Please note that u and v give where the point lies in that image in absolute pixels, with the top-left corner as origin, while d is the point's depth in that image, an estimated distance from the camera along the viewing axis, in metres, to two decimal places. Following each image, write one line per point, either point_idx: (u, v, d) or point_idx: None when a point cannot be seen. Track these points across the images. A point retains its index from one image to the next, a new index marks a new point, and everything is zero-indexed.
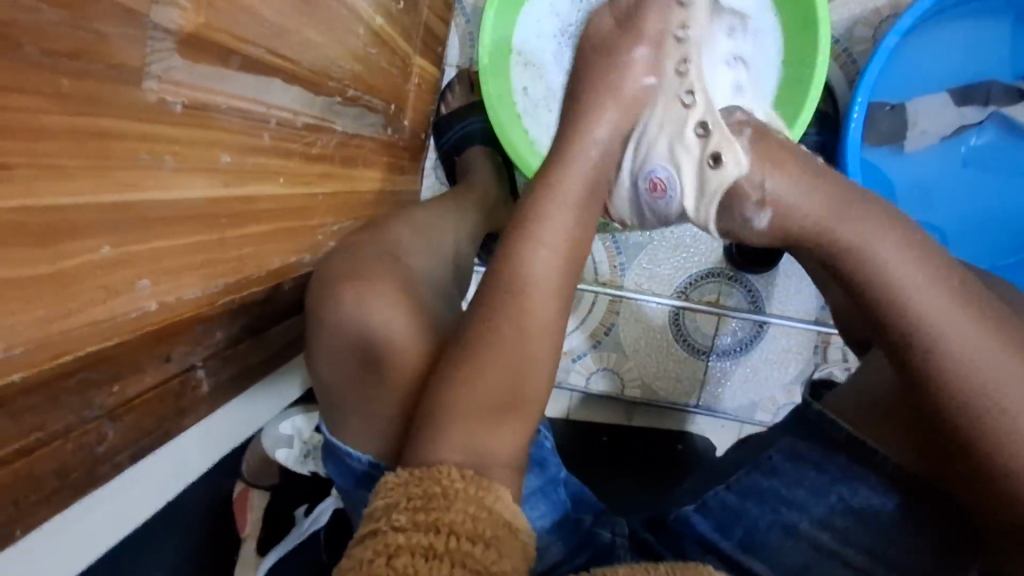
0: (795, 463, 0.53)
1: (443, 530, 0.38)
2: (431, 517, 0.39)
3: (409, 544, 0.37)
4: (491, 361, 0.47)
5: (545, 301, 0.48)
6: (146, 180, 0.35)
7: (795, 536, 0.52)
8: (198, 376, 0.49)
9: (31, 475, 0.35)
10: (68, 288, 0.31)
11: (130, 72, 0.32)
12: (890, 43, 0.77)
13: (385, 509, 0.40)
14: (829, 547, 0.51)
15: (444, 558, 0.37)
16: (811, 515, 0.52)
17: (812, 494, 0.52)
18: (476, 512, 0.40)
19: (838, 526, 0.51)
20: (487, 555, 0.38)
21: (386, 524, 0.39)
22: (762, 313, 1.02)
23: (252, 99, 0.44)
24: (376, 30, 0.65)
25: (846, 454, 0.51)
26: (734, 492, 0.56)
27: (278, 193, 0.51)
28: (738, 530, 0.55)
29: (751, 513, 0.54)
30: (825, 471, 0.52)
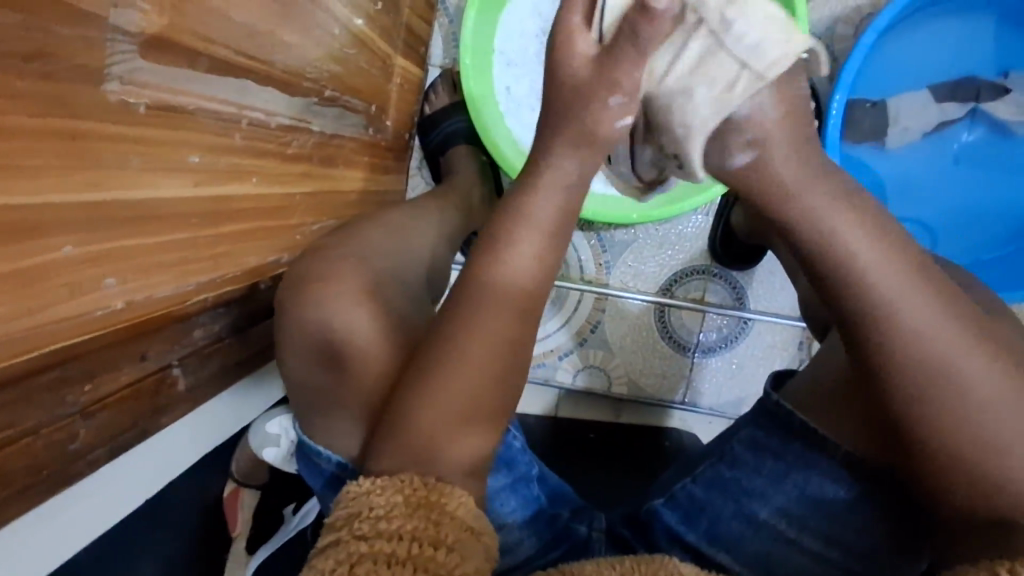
0: (754, 454, 0.55)
1: (405, 536, 0.38)
2: (393, 524, 0.39)
3: (371, 551, 0.37)
4: (450, 365, 0.46)
5: (515, 304, 0.47)
6: (112, 180, 0.35)
7: (753, 523, 0.55)
8: (175, 374, 0.49)
9: (1, 471, 0.35)
10: (31, 286, 0.32)
11: (89, 73, 0.32)
12: (868, 40, 0.79)
13: (346, 520, 0.40)
14: (786, 534, 0.54)
15: (406, 563, 0.36)
16: (769, 503, 0.54)
17: (769, 483, 0.54)
18: (438, 518, 0.40)
19: (794, 513, 0.53)
20: (450, 558, 0.37)
21: (349, 534, 0.39)
22: (745, 309, 1.03)
23: (224, 100, 0.44)
24: (355, 31, 0.66)
25: (801, 441, 0.53)
26: (699, 485, 0.58)
27: (255, 192, 0.51)
28: (703, 521, 0.57)
29: (715, 504, 0.57)
30: (781, 459, 0.54)
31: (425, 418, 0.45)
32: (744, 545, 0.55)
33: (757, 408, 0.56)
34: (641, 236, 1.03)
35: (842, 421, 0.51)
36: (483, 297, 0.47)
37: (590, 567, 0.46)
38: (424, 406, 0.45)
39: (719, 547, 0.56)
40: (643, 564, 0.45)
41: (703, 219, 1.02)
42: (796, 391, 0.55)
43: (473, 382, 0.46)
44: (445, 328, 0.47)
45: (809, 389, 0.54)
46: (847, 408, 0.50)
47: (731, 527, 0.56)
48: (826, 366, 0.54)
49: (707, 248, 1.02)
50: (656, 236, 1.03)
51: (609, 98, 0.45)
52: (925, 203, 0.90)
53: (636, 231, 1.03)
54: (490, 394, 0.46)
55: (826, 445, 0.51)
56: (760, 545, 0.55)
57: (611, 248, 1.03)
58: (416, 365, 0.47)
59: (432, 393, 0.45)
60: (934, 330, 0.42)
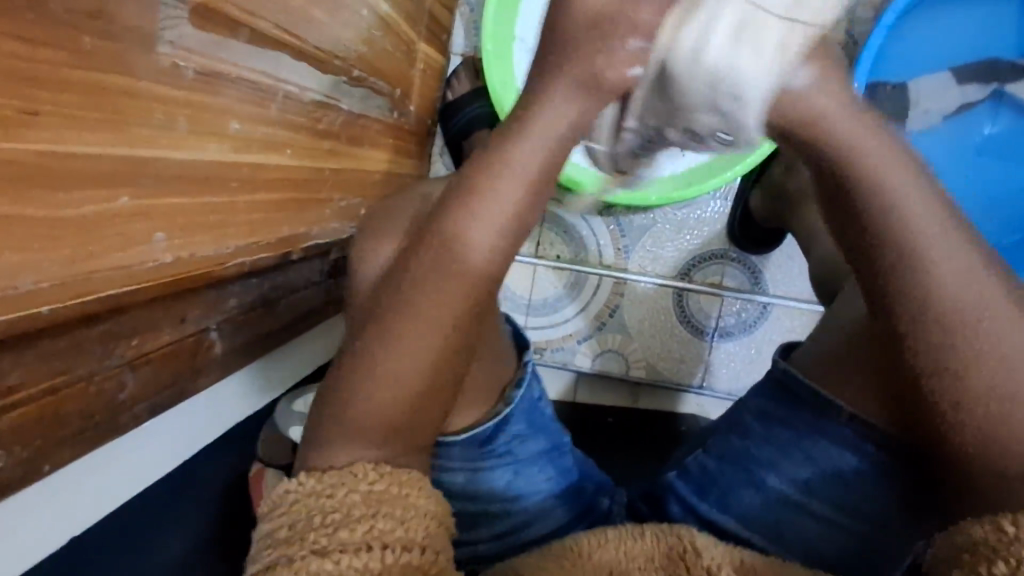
0: (764, 424, 0.56)
1: (374, 545, 0.37)
2: (357, 533, 0.38)
3: (340, 568, 0.36)
4: (415, 328, 0.43)
5: (483, 270, 0.43)
6: (161, 140, 0.37)
7: (763, 490, 0.56)
8: (212, 338, 0.52)
9: (57, 414, 0.37)
10: (90, 233, 0.34)
11: (143, 35, 0.34)
12: (886, 21, 0.81)
13: (297, 532, 0.38)
14: (796, 501, 0.55)
15: (382, 574, 0.36)
16: (779, 471, 0.55)
17: (780, 452, 0.56)
18: (402, 513, 0.40)
19: (804, 482, 0.55)
20: (423, 555, 0.38)
21: (305, 549, 0.37)
22: (764, 294, 1.03)
23: (262, 73, 0.46)
24: (382, 15, 0.68)
25: (809, 410, 0.53)
26: (712, 456, 0.59)
27: (288, 164, 0.53)
28: (715, 492, 0.58)
29: (727, 474, 0.58)
30: (791, 428, 0.55)
31: (376, 391, 0.44)
32: (753, 512, 0.56)
33: (767, 380, 0.57)
34: (659, 221, 1.04)
35: (852, 387, 0.51)
36: (444, 260, 0.43)
37: (613, 535, 0.47)
38: (375, 378, 0.44)
39: (731, 515, 0.57)
40: (661, 536, 0.47)
41: (722, 204, 1.02)
42: (807, 360, 0.56)
43: (440, 346, 0.44)
44: (402, 283, 0.44)
45: (819, 357, 0.54)
46: (847, 370, 0.51)
47: (743, 496, 0.57)
48: (830, 337, 0.54)
49: (724, 232, 1.03)
50: (675, 220, 1.04)
51: (630, 39, 0.40)
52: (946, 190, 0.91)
53: (654, 216, 1.04)
54: (458, 361, 0.45)
55: (832, 410, 0.52)
56: (770, 511, 0.56)
57: (629, 232, 1.04)
58: (364, 332, 0.45)
59: (382, 354, 0.44)
60: (963, 279, 0.38)
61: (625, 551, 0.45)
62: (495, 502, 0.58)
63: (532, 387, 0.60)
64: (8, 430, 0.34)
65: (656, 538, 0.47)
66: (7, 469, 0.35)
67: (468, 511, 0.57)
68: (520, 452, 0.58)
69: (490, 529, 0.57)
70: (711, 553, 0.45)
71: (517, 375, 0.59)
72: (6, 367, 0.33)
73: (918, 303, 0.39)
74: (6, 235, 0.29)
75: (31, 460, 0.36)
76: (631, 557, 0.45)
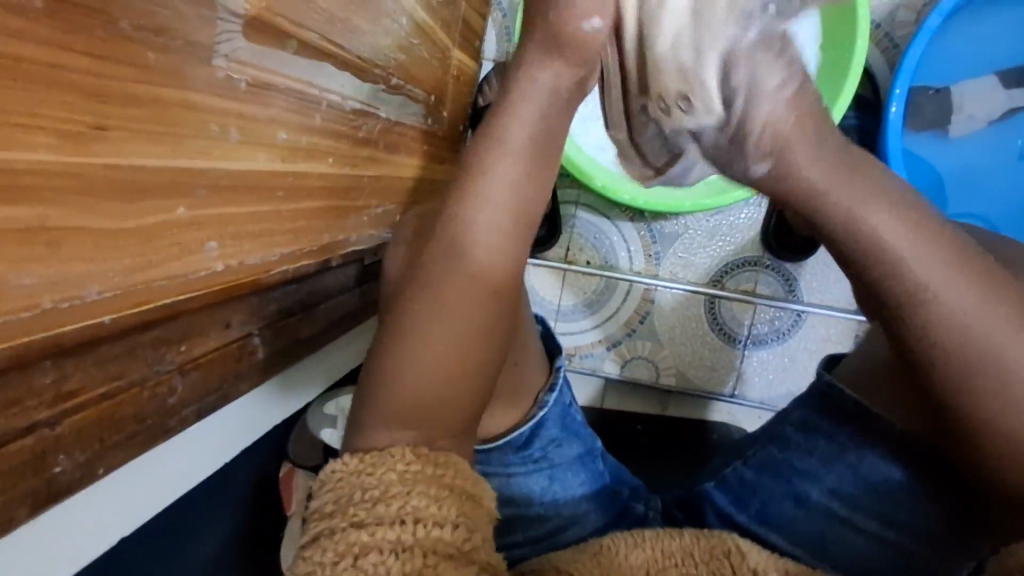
0: (807, 436, 0.55)
1: (408, 520, 0.37)
2: (392, 508, 0.38)
3: (375, 541, 0.36)
4: (424, 324, 0.44)
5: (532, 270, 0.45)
6: (215, 151, 0.38)
7: (805, 505, 0.55)
8: (255, 343, 0.52)
9: (114, 417, 0.38)
10: (149, 242, 0.35)
11: (200, 49, 0.35)
12: (933, 23, 0.78)
13: (337, 506, 0.39)
14: (840, 514, 0.54)
15: (415, 549, 0.36)
16: (822, 484, 0.54)
17: (822, 463, 0.55)
18: (438, 493, 0.40)
19: (846, 494, 0.54)
20: (457, 535, 0.38)
21: (344, 521, 0.38)
22: (798, 302, 1.02)
23: (308, 83, 0.47)
24: (419, 22, 0.68)
25: (853, 425, 0.53)
26: (751, 467, 0.58)
27: (329, 172, 0.54)
28: (754, 505, 0.57)
29: (766, 486, 0.57)
30: (834, 439, 0.54)
31: (404, 388, 0.44)
32: (795, 525, 0.55)
33: (811, 395, 0.56)
34: (690, 228, 1.03)
35: (892, 399, 0.51)
36: (453, 263, 0.45)
37: (652, 533, 0.47)
38: (398, 376, 0.44)
39: (772, 529, 0.55)
40: (702, 540, 0.46)
41: (754, 211, 1.01)
42: (847, 372, 0.55)
43: (459, 342, 0.44)
44: (422, 286, 0.46)
45: (862, 369, 0.54)
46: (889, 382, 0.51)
47: (784, 508, 0.56)
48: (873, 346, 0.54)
49: (758, 238, 1.01)
50: (707, 227, 1.02)
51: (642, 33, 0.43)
52: (990, 197, 0.89)
53: (685, 223, 1.03)
54: (485, 351, 0.45)
55: (877, 423, 0.52)
56: (816, 526, 0.54)
57: (660, 239, 1.03)
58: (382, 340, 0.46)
59: (403, 352, 0.44)
60: (930, 258, 0.41)
61: (661, 549, 0.45)
62: (531, 507, 0.58)
63: (565, 392, 0.60)
64: (69, 433, 0.35)
65: (696, 539, 0.46)
66: (67, 472, 0.36)
67: (506, 516, 0.57)
68: (556, 456, 0.58)
69: (526, 533, 0.57)
70: (755, 558, 0.45)
71: (551, 380, 0.59)
72: (67, 371, 0.34)
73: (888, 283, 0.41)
74: (74, 246, 0.30)
75: (88, 461, 0.37)
76: (669, 556, 0.44)
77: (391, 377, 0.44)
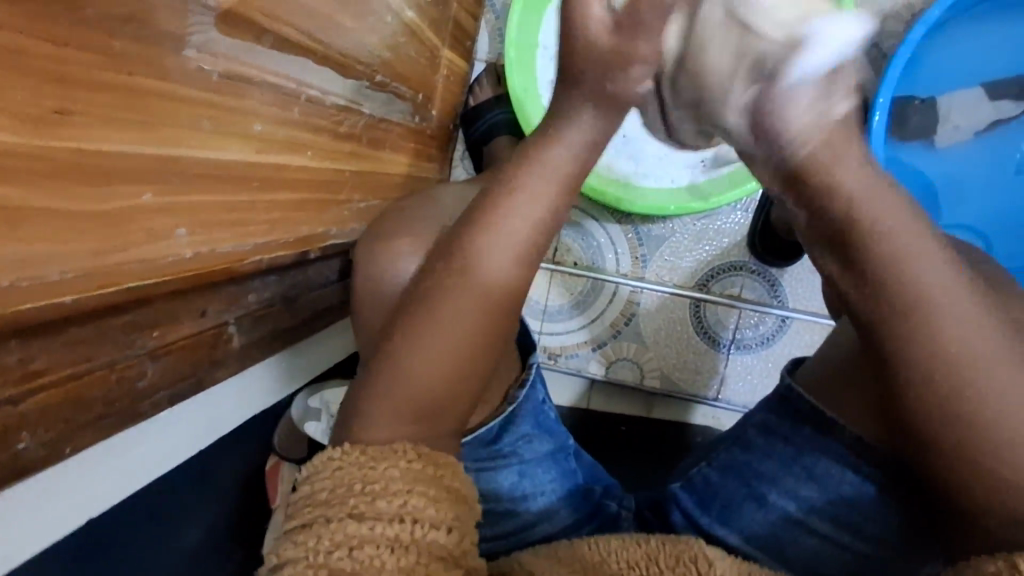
0: (767, 438, 0.60)
1: (407, 519, 0.37)
2: (393, 505, 0.38)
3: (371, 535, 0.36)
4: (450, 310, 0.45)
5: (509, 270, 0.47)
6: (187, 139, 0.39)
7: (765, 506, 0.58)
8: (230, 332, 0.53)
9: (80, 399, 0.39)
10: (116, 225, 0.36)
11: (172, 41, 0.36)
12: (917, 36, 0.79)
13: (335, 494, 0.39)
14: (795, 516, 0.57)
15: (411, 548, 0.36)
16: (781, 487, 0.58)
17: (781, 468, 0.58)
18: (437, 495, 0.40)
19: (806, 497, 0.57)
20: (453, 539, 0.38)
21: (341, 513, 0.37)
22: (783, 307, 1.02)
23: (287, 77, 0.48)
24: (406, 21, 0.69)
25: (810, 425, 0.57)
26: (715, 469, 0.63)
27: (308, 166, 0.55)
28: (716, 504, 0.61)
29: (729, 486, 0.61)
30: (792, 442, 0.58)
31: (420, 365, 0.44)
32: (757, 527, 0.59)
33: (772, 396, 0.60)
34: (678, 231, 1.03)
35: (851, 407, 0.54)
36: (437, 260, 0.46)
37: (616, 543, 0.47)
38: (416, 352, 0.44)
39: (727, 527, 0.60)
40: (669, 545, 0.47)
41: (742, 215, 1.02)
42: (814, 380, 0.58)
43: (474, 336, 0.45)
44: (431, 278, 0.46)
45: (827, 376, 0.57)
46: (850, 385, 0.54)
47: (746, 510, 0.59)
48: (835, 351, 0.57)
49: (745, 243, 1.02)
50: (694, 230, 1.03)
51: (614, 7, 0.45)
52: (974, 206, 0.91)
53: (673, 226, 1.03)
54: (495, 350, 0.47)
55: (835, 427, 0.55)
56: (774, 528, 0.58)
57: (647, 242, 1.04)
58: (404, 317, 0.46)
59: (429, 330, 0.45)
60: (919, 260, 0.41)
61: (626, 562, 0.45)
62: (500, 502, 0.58)
63: (537, 388, 0.61)
64: (32, 412, 0.36)
65: (661, 544, 0.47)
66: (31, 449, 0.36)
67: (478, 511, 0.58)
68: (526, 452, 0.59)
69: (495, 528, 0.57)
70: (723, 565, 0.45)
71: (523, 376, 0.60)
72: (34, 352, 0.35)
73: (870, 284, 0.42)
74: (37, 227, 0.31)
75: (52, 441, 0.38)
76: (633, 568, 0.44)
77: (410, 353, 0.45)
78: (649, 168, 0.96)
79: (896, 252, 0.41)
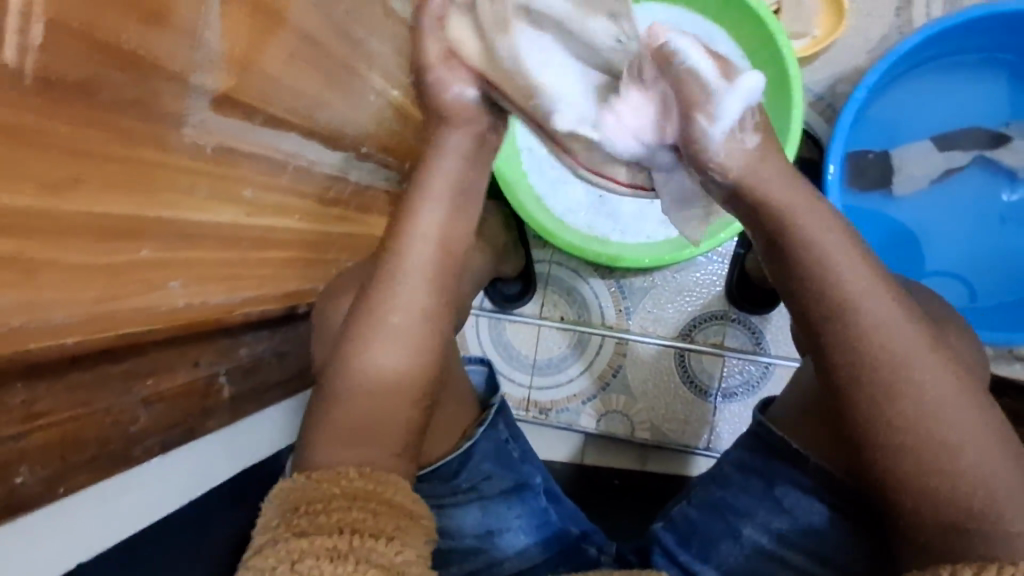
0: (742, 474, 0.61)
1: (346, 530, 0.40)
2: (332, 519, 0.41)
3: (313, 548, 0.39)
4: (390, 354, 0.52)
5: None
6: (182, 203, 0.45)
7: (742, 544, 0.60)
8: (221, 382, 0.57)
9: (77, 438, 0.42)
10: (115, 277, 0.40)
11: (173, 119, 0.42)
12: (861, 95, 0.84)
13: (283, 519, 0.42)
14: (770, 550, 0.59)
15: (350, 555, 0.38)
16: (756, 522, 0.60)
17: (756, 503, 0.60)
18: (377, 508, 0.43)
19: (778, 530, 0.59)
20: (391, 547, 0.40)
21: (287, 531, 0.41)
22: (764, 353, 1.05)
23: (276, 149, 0.54)
24: (394, 100, 0.76)
25: (781, 460, 0.58)
26: (694, 507, 0.64)
27: (296, 228, 0.60)
28: (697, 544, 0.62)
29: (708, 525, 0.62)
30: (764, 477, 0.59)
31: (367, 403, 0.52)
32: (736, 564, 0.60)
33: (746, 434, 0.62)
34: (659, 283, 1.08)
35: (813, 437, 0.56)
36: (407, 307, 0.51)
37: None
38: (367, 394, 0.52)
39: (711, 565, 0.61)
40: None
41: (720, 265, 1.06)
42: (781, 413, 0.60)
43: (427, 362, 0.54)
44: None
45: (793, 412, 0.59)
46: (812, 421, 0.56)
47: (724, 547, 0.61)
48: (799, 386, 0.59)
49: (724, 292, 1.06)
50: (675, 282, 1.07)
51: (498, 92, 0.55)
52: (937, 251, 0.96)
53: (653, 278, 1.08)
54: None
55: (804, 461, 0.56)
56: (750, 561, 0.59)
57: (630, 294, 1.08)
58: None
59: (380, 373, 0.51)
60: (897, 334, 0.48)
61: None
62: (464, 539, 0.61)
63: (498, 427, 0.64)
64: (33, 449, 0.39)
65: None
66: (31, 486, 0.40)
67: (442, 550, 0.61)
68: (487, 489, 0.62)
69: (462, 565, 0.61)
70: None
71: (482, 416, 0.64)
72: (38, 394, 0.39)
73: (851, 359, 0.48)
74: (47, 276, 0.35)
75: (50, 478, 0.41)
76: None
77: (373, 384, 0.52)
78: (626, 225, 1.02)
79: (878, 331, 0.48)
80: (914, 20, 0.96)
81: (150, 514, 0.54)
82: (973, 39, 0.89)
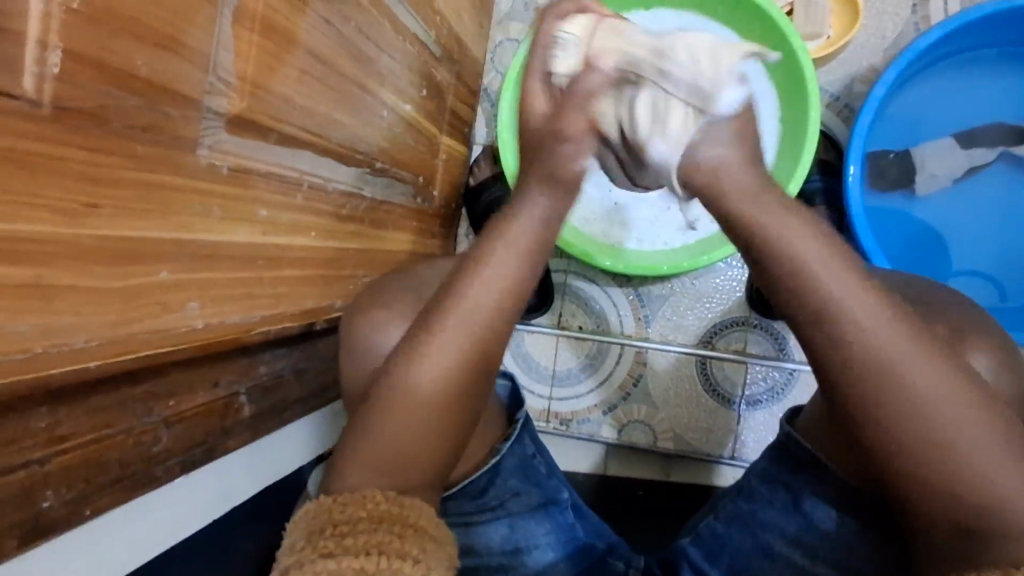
0: (769, 486, 0.59)
1: (372, 552, 0.39)
2: (359, 541, 0.40)
3: (340, 568, 0.38)
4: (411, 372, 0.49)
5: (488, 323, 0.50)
6: (198, 225, 0.45)
7: (772, 557, 0.58)
8: (241, 401, 0.57)
9: (99, 460, 0.43)
10: (133, 300, 0.41)
11: (187, 141, 0.42)
12: (879, 93, 0.83)
13: (308, 540, 0.41)
14: (801, 564, 0.57)
15: None
16: (786, 535, 0.58)
17: (784, 515, 0.58)
18: (402, 531, 0.42)
19: (808, 543, 0.57)
20: (417, 569, 0.39)
21: (313, 553, 0.40)
22: (789, 360, 1.03)
23: (289, 167, 0.55)
24: (405, 115, 0.76)
25: (807, 471, 0.57)
26: (721, 520, 0.62)
27: (311, 245, 0.61)
28: (725, 558, 0.61)
29: (735, 538, 0.61)
30: (792, 488, 0.58)
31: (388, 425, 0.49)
32: None
33: (771, 444, 0.60)
34: (677, 290, 1.06)
35: (832, 450, 0.54)
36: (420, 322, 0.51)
37: None
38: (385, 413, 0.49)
39: None
40: None
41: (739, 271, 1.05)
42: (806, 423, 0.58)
43: None
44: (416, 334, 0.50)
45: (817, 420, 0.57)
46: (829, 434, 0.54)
47: (753, 560, 0.59)
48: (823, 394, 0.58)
49: (745, 298, 1.05)
50: (694, 289, 1.06)
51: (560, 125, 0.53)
52: (963, 249, 0.94)
53: (672, 285, 1.07)
54: (470, 397, 0.51)
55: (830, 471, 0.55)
56: None
57: (648, 302, 1.07)
58: (388, 377, 0.50)
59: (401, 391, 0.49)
60: (937, 390, 0.43)
61: None
62: (492, 556, 0.61)
63: (523, 441, 0.63)
64: (56, 472, 0.40)
65: None
66: (56, 508, 0.40)
67: (469, 567, 0.60)
68: (514, 505, 0.61)
69: None
70: None
71: (507, 431, 0.62)
72: (61, 417, 0.40)
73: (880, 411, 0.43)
74: (67, 299, 0.36)
75: (73, 500, 0.41)
76: None
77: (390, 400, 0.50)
78: (642, 232, 1.01)
79: (936, 400, 0.43)
80: (931, 16, 0.94)
81: (173, 536, 0.54)
82: (994, 34, 0.87)
